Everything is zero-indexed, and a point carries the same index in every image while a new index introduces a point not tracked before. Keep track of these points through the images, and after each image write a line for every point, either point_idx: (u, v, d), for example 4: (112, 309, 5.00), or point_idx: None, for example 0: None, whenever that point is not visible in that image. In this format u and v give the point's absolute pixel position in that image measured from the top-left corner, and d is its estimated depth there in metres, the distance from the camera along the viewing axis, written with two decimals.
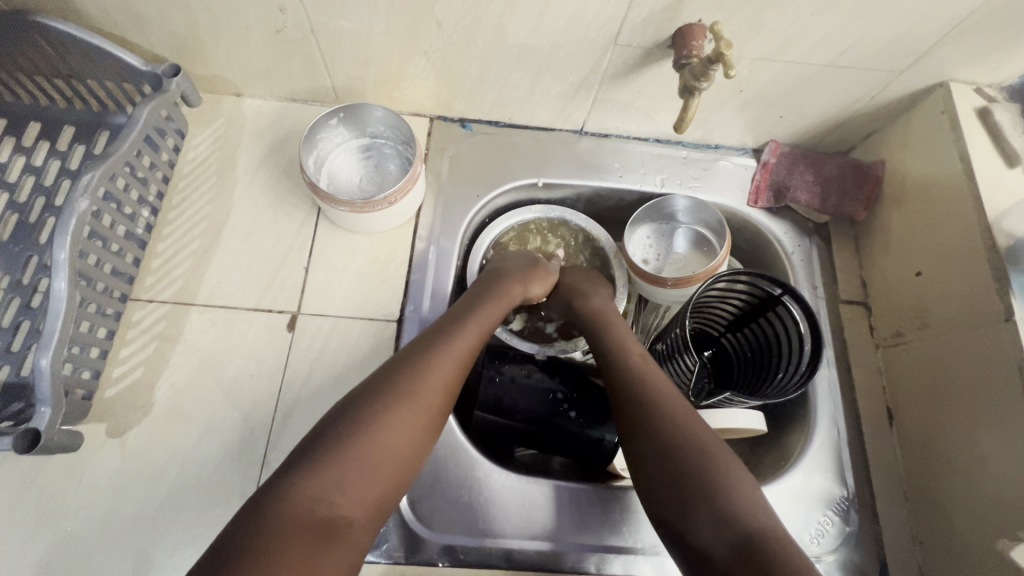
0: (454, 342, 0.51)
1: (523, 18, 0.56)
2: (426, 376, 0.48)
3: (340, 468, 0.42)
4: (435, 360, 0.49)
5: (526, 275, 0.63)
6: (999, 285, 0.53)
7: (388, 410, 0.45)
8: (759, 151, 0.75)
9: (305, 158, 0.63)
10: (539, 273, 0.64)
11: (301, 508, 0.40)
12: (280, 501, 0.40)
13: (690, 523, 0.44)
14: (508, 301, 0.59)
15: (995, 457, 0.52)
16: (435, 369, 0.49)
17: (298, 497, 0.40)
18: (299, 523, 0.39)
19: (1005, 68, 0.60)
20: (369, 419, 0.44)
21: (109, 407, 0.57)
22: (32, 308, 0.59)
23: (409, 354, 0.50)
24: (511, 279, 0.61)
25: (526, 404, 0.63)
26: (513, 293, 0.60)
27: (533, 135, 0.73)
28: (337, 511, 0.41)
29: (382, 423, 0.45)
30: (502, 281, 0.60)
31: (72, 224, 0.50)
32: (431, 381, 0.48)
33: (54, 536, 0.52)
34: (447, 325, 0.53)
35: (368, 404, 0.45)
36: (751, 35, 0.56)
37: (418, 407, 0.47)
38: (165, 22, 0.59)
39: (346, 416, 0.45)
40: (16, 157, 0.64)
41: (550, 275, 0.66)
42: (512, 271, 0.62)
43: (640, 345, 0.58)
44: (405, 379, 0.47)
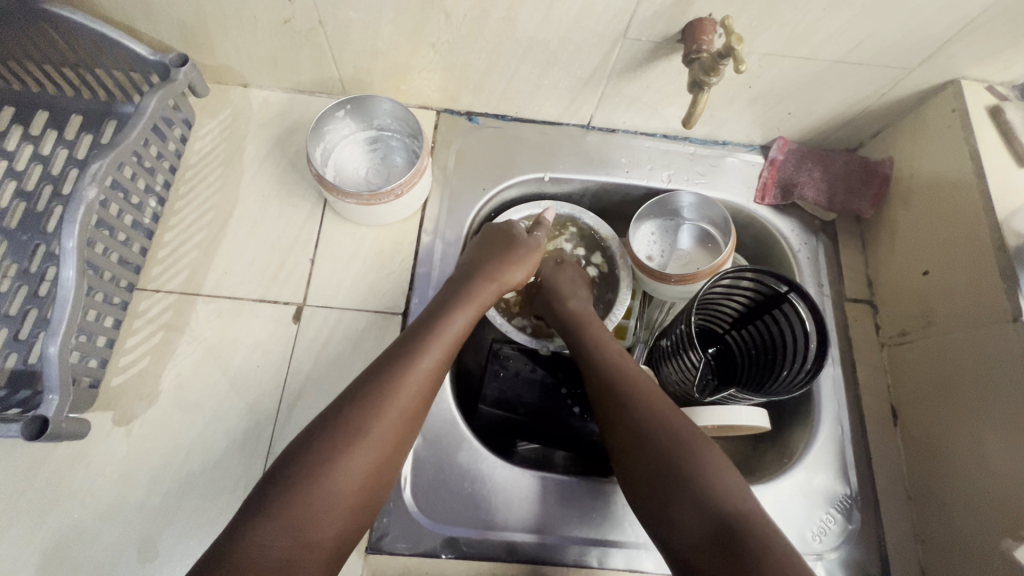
0: (414, 361, 0.50)
1: (531, 11, 0.55)
2: (380, 403, 0.47)
3: (296, 509, 0.42)
4: (392, 383, 0.48)
5: (500, 266, 0.61)
6: (1007, 285, 0.53)
7: (341, 445, 0.44)
8: (767, 147, 0.74)
9: (311, 150, 0.63)
10: (513, 255, 0.62)
11: (257, 552, 0.40)
12: (239, 548, 0.40)
13: (677, 527, 0.44)
14: (477, 307, 0.58)
15: (997, 457, 0.52)
16: (392, 394, 0.47)
17: (255, 532, 0.41)
18: (258, 569, 0.40)
19: (1018, 66, 0.59)
20: (319, 459, 0.44)
21: (116, 395, 0.57)
22: (39, 295, 0.59)
23: (365, 379, 0.48)
24: (481, 277, 0.59)
25: (529, 398, 0.65)
26: (483, 295, 0.58)
27: (540, 129, 0.73)
28: (296, 548, 0.41)
29: (335, 458, 0.44)
30: (471, 284, 0.58)
31: (80, 213, 0.50)
32: (388, 407, 0.47)
33: (61, 521, 0.53)
34: (407, 341, 0.52)
35: (325, 438, 0.45)
36: (761, 30, 0.56)
37: (373, 436, 0.46)
38: (173, 12, 0.58)
39: (300, 455, 0.44)
40: (24, 145, 0.64)
41: (532, 249, 0.64)
42: (484, 265, 0.60)
43: (619, 343, 0.58)
44: (359, 409, 0.46)
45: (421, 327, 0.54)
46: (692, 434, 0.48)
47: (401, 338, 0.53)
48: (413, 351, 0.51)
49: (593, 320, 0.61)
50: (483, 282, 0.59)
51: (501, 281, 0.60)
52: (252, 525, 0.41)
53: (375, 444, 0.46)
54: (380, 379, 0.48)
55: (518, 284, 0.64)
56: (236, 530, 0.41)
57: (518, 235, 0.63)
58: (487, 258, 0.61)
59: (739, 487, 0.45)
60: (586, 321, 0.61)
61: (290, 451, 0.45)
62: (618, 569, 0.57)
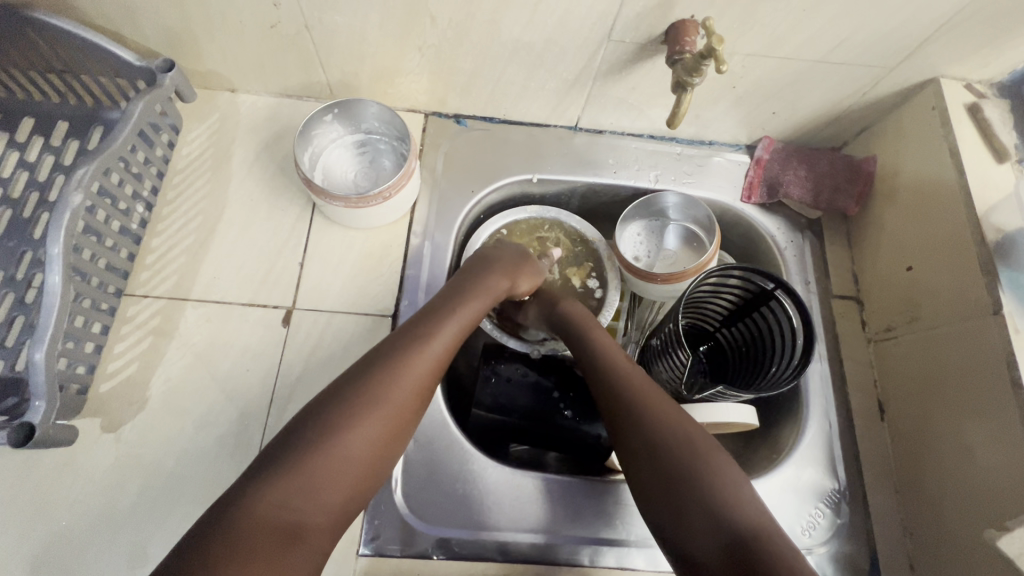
0: (432, 345, 0.50)
1: (516, 13, 0.56)
2: (397, 382, 0.47)
3: (306, 476, 0.41)
4: (410, 363, 0.48)
5: (514, 266, 0.62)
6: (987, 279, 0.54)
7: (359, 417, 0.44)
8: (753, 146, 0.75)
9: (299, 154, 0.63)
10: (530, 271, 0.64)
11: (266, 512, 0.39)
12: (245, 505, 0.39)
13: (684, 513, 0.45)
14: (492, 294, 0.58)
15: (982, 449, 0.53)
16: (412, 375, 0.48)
17: (267, 491, 0.40)
18: (265, 528, 0.39)
19: (995, 64, 0.61)
20: (332, 429, 0.43)
21: (105, 402, 0.57)
22: (26, 303, 0.59)
23: (380, 356, 0.48)
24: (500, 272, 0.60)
25: (521, 403, 0.64)
26: (499, 285, 0.59)
27: (528, 131, 0.74)
28: (305, 513, 0.41)
29: (350, 430, 0.44)
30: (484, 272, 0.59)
31: (66, 219, 0.50)
32: (405, 385, 0.47)
33: (49, 530, 0.53)
34: (425, 324, 0.52)
35: (342, 405, 0.45)
36: (743, 31, 0.56)
37: (392, 411, 0.46)
38: (159, 18, 0.59)
39: (314, 417, 0.44)
40: (10, 152, 0.64)
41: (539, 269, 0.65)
42: (498, 260, 0.61)
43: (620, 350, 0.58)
44: (376, 384, 0.46)
45: (436, 308, 0.54)
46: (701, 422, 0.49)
47: (416, 319, 0.53)
48: (434, 336, 0.51)
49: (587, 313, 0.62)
50: (497, 271, 0.60)
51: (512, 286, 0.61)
52: (262, 485, 0.40)
53: (392, 422, 0.46)
54: (397, 357, 0.48)
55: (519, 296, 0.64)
56: (236, 491, 0.40)
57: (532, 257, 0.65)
58: (506, 256, 0.62)
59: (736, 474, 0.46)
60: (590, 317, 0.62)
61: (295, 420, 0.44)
62: (610, 567, 0.57)
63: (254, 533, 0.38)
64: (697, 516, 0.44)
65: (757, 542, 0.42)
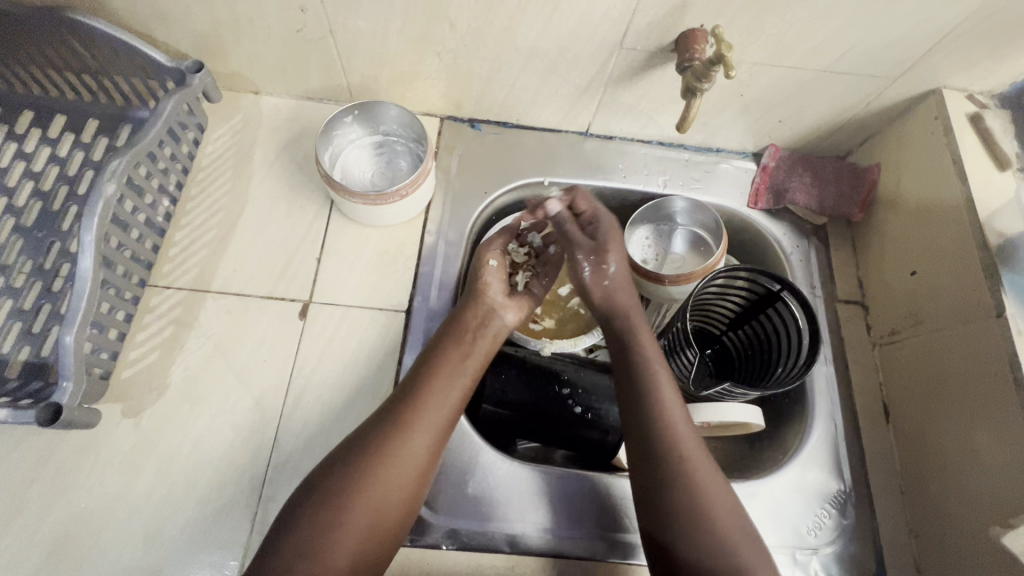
0: (405, 435, 0.50)
1: (532, 21, 0.58)
2: (371, 486, 0.47)
3: (318, 530, 0.45)
4: (383, 463, 0.48)
5: (474, 291, 0.60)
6: (990, 281, 0.55)
7: (337, 528, 0.46)
8: (759, 154, 0.77)
9: (320, 153, 0.65)
10: (477, 273, 0.61)
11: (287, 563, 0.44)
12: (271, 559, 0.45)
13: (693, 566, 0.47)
14: (483, 348, 0.58)
15: (987, 449, 0.54)
16: (390, 471, 0.48)
17: (287, 546, 0.45)
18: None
19: (996, 76, 0.62)
20: (324, 527, 0.45)
21: (126, 387, 0.59)
22: (53, 291, 0.61)
23: (347, 460, 0.48)
24: (466, 309, 0.59)
25: (531, 399, 0.65)
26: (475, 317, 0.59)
27: (540, 136, 0.76)
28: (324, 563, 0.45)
29: (332, 539, 0.45)
30: (456, 320, 0.58)
31: (99, 208, 0.52)
32: (383, 481, 0.48)
33: (68, 510, 0.54)
34: (395, 412, 0.51)
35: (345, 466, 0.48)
36: (751, 40, 0.58)
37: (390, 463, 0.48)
38: (190, 21, 0.61)
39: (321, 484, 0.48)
40: (42, 147, 0.67)
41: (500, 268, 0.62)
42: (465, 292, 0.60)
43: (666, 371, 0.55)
44: (347, 492, 0.47)
45: (408, 391, 0.52)
46: (710, 507, 0.48)
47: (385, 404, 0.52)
48: (405, 428, 0.50)
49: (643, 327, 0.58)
50: (467, 319, 0.58)
51: (486, 301, 0.60)
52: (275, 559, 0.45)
53: (386, 518, 0.48)
54: (366, 453, 0.48)
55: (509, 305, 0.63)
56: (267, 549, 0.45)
57: (476, 260, 0.62)
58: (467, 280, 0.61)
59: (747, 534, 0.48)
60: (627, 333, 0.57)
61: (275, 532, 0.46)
62: (618, 562, 0.57)
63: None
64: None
65: None
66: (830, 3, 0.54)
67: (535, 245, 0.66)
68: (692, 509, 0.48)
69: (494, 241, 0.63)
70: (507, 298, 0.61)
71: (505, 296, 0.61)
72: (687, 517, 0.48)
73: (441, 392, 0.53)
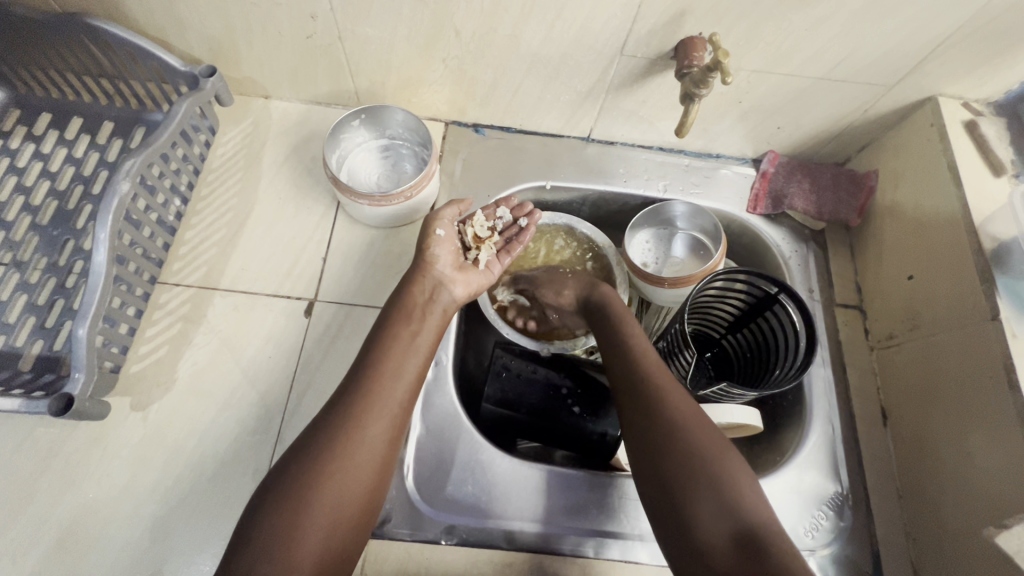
0: (364, 416, 0.48)
1: (535, 28, 0.60)
2: (336, 473, 0.45)
3: (295, 500, 0.43)
4: (347, 447, 0.46)
5: (422, 264, 0.61)
6: (985, 285, 0.56)
7: (303, 521, 0.43)
8: (758, 160, 0.79)
9: (328, 155, 0.67)
10: (424, 244, 0.61)
11: (265, 536, 0.42)
12: (248, 539, 0.42)
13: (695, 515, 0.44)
14: (433, 323, 0.58)
15: (982, 452, 0.54)
16: (363, 434, 0.47)
17: (263, 521, 0.42)
18: (266, 549, 0.41)
19: (991, 84, 0.63)
20: (301, 498, 0.43)
21: (135, 381, 0.60)
22: (66, 287, 0.62)
23: (313, 449, 0.46)
24: (413, 283, 0.59)
25: (531, 399, 0.66)
26: (419, 296, 0.59)
27: (543, 140, 0.77)
28: (300, 530, 0.42)
29: (302, 533, 0.42)
30: (402, 297, 0.58)
31: (114, 206, 0.54)
32: (347, 466, 0.46)
33: (77, 500, 0.55)
34: (355, 396, 0.49)
35: (325, 441, 0.46)
36: (749, 48, 0.60)
37: (357, 414, 0.48)
38: (204, 28, 0.63)
39: (299, 458, 0.46)
40: (59, 148, 0.69)
41: (443, 243, 0.62)
42: (407, 273, 0.60)
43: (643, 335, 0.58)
44: (314, 482, 0.44)
45: (364, 375, 0.51)
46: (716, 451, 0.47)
47: (339, 392, 0.50)
48: (376, 395, 0.50)
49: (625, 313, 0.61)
50: (414, 294, 0.58)
51: (433, 275, 0.61)
52: (252, 536, 0.42)
53: (351, 507, 0.45)
54: (342, 425, 0.47)
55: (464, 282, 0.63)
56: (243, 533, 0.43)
57: (424, 230, 0.62)
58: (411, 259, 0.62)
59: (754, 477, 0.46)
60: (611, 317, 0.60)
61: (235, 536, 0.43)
62: (614, 560, 0.58)
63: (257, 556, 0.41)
64: (699, 527, 0.44)
65: (766, 545, 0.42)
66: (826, 13, 0.55)
67: (488, 228, 0.66)
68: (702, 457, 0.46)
69: (447, 210, 0.63)
70: (456, 270, 0.62)
71: (454, 269, 0.62)
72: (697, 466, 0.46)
73: (394, 373, 0.52)
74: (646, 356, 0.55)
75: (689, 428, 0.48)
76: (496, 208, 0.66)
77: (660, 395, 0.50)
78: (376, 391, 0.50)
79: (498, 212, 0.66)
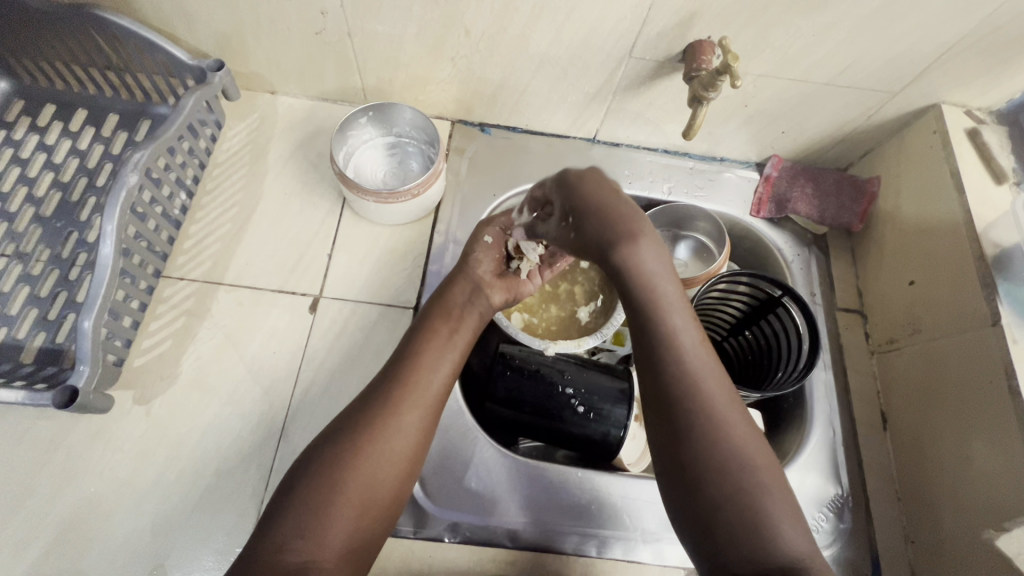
0: (396, 407, 0.48)
1: (544, 29, 0.60)
2: (369, 458, 0.45)
3: (322, 486, 0.43)
4: (379, 433, 0.46)
5: (463, 266, 0.60)
6: (986, 291, 0.57)
7: (333, 502, 0.43)
8: (762, 164, 0.79)
9: (335, 151, 0.67)
10: (469, 250, 0.62)
11: (291, 521, 0.42)
12: (271, 524, 0.42)
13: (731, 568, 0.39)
14: (470, 323, 0.57)
15: (982, 455, 0.55)
16: (393, 424, 0.47)
17: (289, 505, 0.43)
18: (291, 535, 0.41)
19: (994, 93, 0.64)
20: (324, 486, 0.43)
21: (138, 375, 0.60)
22: (69, 280, 0.62)
23: (336, 438, 0.46)
24: (452, 285, 0.59)
25: (534, 398, 0.62)
26: (456, 297, 0.58)
27: (548, 141, 0.78)
28: (325, 516, 0.42)
29: (328, 519, 0.42)
30: (443, 296, 0.58)
31: (121, 198, 0.54)
32: (378, 451, 0.46)
33: (78, 494, 0.55)
34: (388, 384, 0.49)
35: (348, 431, 0.46)
36: (756, 53, 0.60)
37: (391, 404, 0.48)
38: (213, 22, 0.63)
39: (324, 447, 0.46)
40: (63, 140, 0.69)
41: (486, 251, 0.61)
42: (449, 276, 0.61)
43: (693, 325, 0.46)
44: (339, 469, 0.44)
45: (399, 365, 0.51)
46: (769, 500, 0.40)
47: (375, 380, 0.51)
48: (408, 387, 0.49)
49: (673, 295, 0.46)
50: (452, 294, 0.58)
51: (473, 278, 0.60)
52: (275, 522, 0.42)
53: (382, 492, 0.45)
54: (368, 415, 0.47)
55: (500, 292, 0.61)
56: (265, 518, 0.43)
57: (472, 237, 0.63)
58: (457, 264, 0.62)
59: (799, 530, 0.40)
60: (652, 305, 0.45)
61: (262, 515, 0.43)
62: (616, 559, 0.58)
63: (282, 540, 0.41)
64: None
65: None
66: (833, 19, 0.56)
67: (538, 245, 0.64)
68: (752, 511, 0.39)
69: (497, 219, 0.63)
70: (495, 278, 0.61)
71: (493, 276, 0.61)
72: (744, 519, 0.39)
73: (431, 365, 0.51)
74: (702, 367, 0.44)
75: (745, 478, 0.40)
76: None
77: (712, 425, 0.42)
78: (410, 381, 0.49)
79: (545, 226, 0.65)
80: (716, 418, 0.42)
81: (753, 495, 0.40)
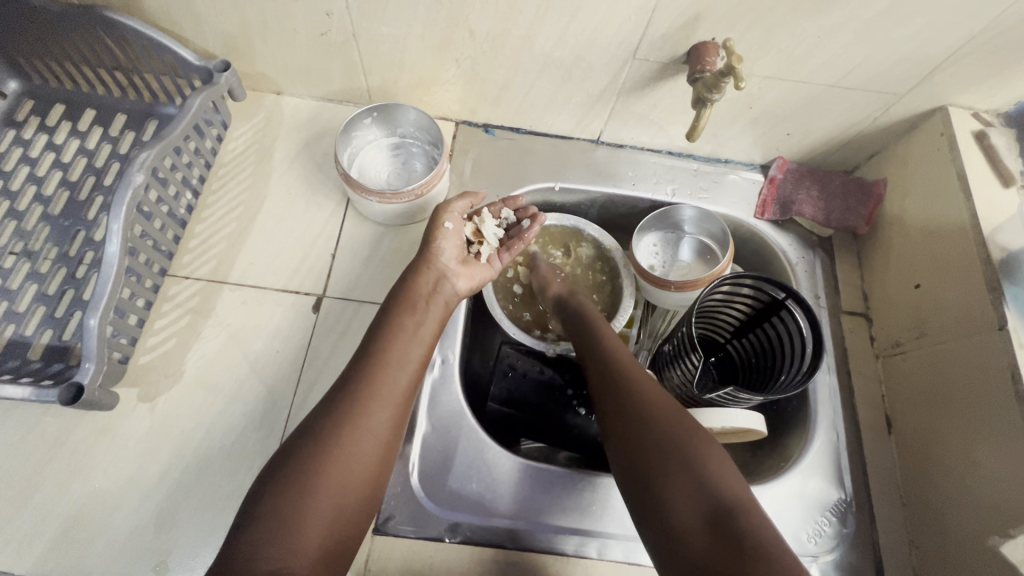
0: (368, 406, 0.48)
1: (549, 30, 0.60)
2: (339, 458, 0.45)
3: (300, 489, 0.43)
4: (350, 433, 0.46)
5: (426, 255, 0.61)
6: (993, 295, 0.56)
7: (308, 504, 0.43)
8: (767, 166, 0.79)
9: (340, 152, 0.67)
10: (433, 235, 0.61)
11: (266, 527, 0.42)
12: (248, 530, 0.42)
13: (664, 493, 0.45)
14: (436, 313, 0.58)
15: (986, 462, 0.54)
16: (366, 422, 0.47)
17: (266, 510, 0.42)
18: (267, 540, 0.41)
19: (1002, 96, 0.64)
20: (301, 490, 0.43)
21: (143, 372, 0.60)
22: (76, 277, 0.63)
23: (315, 441, 0.46)
24: (419, 272, 0.59)
25: (536, 399, 0.68)
26: (422, 285, 0.58)
27: (552, 142, 0.78)
28: (299, 519, 0.42)
29: (303, 521, 0.42)
30: (408, 284, 0.58)
31: (127, 197, 0.54)
32: (349, 451, 0.46)
33: (84, 489, 0.55)
34: (357, 386, 0.49)
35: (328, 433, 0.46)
36: (762, 54, 0.60)
37: (360, 400, 0.48)
38: (221, 23, 0.64)
39: (300, 451, 0.45)
40: (72, 139, 0.70)
41: (447, 239, 0.62)
42: (411, 262, 0.60)
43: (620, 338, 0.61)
44: (318, 472, 0.44)
45: (366, 365, 0.51)
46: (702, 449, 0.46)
47: (345, 379, 0.50)
48: (379, 386, 0.49)
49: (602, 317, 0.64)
50: (418, 284, 0.58)
51: (438, 266, 0.61)
52: (252, 528, 0.42)
53: (355, 492, 0.46)
54: (345, 417, 0.47)
55: (464, 279, 0.63)
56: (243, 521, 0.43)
57: (433, 222, 0.62)
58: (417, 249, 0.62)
59: (736, 475, 0.46)
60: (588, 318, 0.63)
61: (238, 522, 0.43)
62: (618, 561, 0.58)
63: (258, 544, 0.41)
64: (669, 508, 0.44)
65: (739, 521, 0.42)
66: (840, 21, 0.55)
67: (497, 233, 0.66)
68: (685, 457, 0.46)
69: (458, 203, 0.63)
70: (461, 265, 0.63)
71: (458, 263, 0.63)
72: (679, 469, 0.45)
73: (399, 361, 0.52)
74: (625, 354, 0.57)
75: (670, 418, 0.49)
76: (500, 207, 0.67)
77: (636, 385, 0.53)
78: (380, 379, 0.50)
79: (503, 212, 0.67)
80: (639, 386, 0.53)
81: (686, 450, 0.46)
